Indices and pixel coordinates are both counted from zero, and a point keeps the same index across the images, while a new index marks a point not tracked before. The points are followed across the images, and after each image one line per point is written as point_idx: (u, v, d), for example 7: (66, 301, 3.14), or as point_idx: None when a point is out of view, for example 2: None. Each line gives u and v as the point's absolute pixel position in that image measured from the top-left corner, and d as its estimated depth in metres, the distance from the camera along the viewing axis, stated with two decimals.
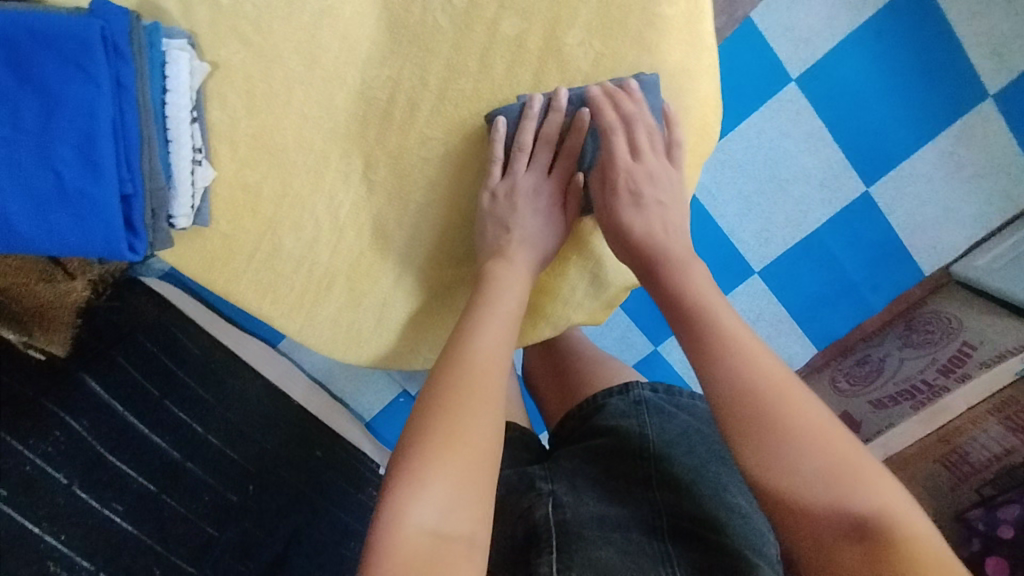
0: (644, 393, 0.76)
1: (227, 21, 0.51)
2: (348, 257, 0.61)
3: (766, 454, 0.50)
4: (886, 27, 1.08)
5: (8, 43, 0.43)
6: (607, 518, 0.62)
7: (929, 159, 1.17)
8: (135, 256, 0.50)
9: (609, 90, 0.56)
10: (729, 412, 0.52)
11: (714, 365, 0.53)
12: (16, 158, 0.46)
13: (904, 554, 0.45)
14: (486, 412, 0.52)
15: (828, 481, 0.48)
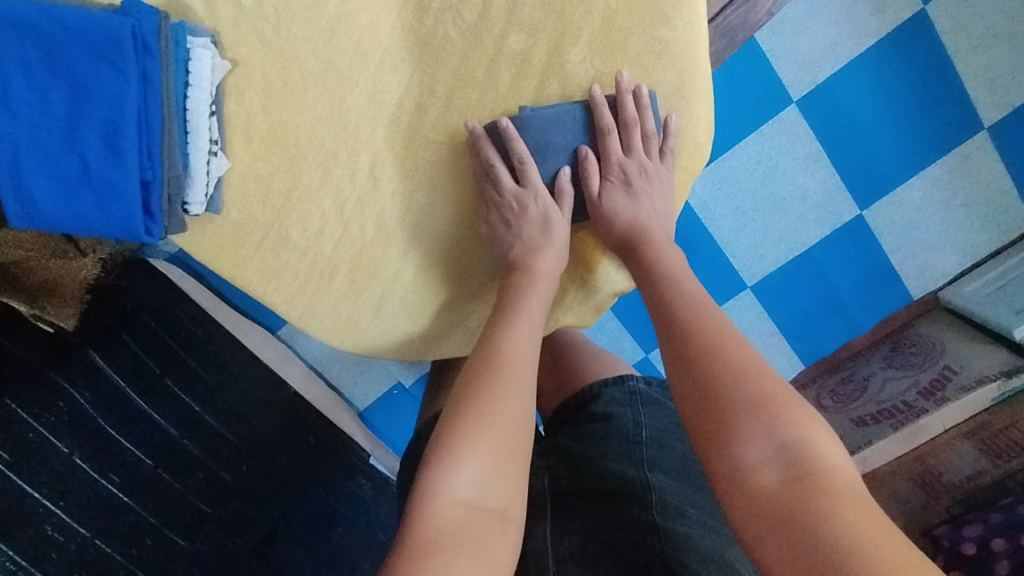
0: (639, 385, 0.76)
1: (249, 22, 0.53)
2: (351, 249, 0.64)
3: (703, 394, 0.55)
4: (887, 57, 1.11)
5: (41, 33, 0.45)
6: (598, 489, 0.65)
7: (924, 186, 1.20)
8: (150, 238, 0.53)
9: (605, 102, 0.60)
10: (675, 361, 0.58)
11: (671, 327, 0.60)
12: (44, 141, 0.48)
13: (819, 479, 0.48)
14: (523, 398, 0.56)
15: (763, 418, 0.52)
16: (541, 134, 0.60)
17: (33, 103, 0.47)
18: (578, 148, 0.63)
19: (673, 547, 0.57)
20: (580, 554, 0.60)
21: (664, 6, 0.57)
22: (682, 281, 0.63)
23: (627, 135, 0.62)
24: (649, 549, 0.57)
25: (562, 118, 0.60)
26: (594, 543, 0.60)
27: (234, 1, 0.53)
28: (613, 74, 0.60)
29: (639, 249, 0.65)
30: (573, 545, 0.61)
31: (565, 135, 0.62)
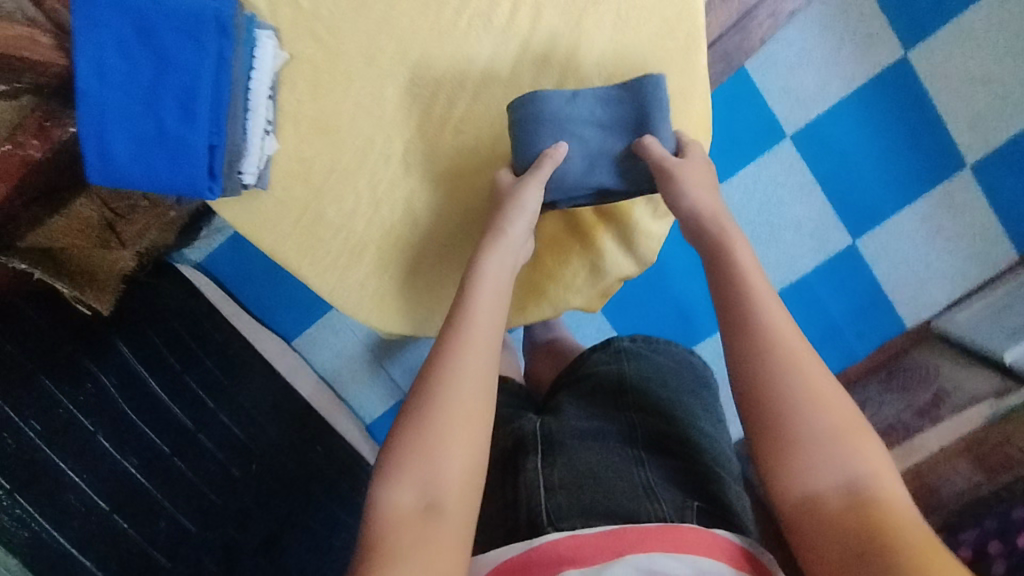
0: (623, 343, 0.80)
1: (306, 22, 0.63)
2: (381, 228, 0.69)
3: (778, 412, 0.55)
4: (872, 98, 1.22)
5: (139, 13, 0.54)
6: (585, 429, 0.67)
7: (914, 218, 1.28)
8: (211, 197, 0.60)
9: (617, 88, 0.65)
10: (748, 373, 0.57)
11: (740, 334, 0.58)
12: (129, 104, 0.55)
13: (874, 505, 0.50)
14: (472, 391, 0.55)
15: (829, 444, 0.53)
16: (556, 106, 0.64)
17: (124, 72, 0.55)
18: (626, 132, 0.65)
19: (655, 478, 0.61)
20: (568, 478, 0.61)
21: (667, 23, 0.67)
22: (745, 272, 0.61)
23: (638, 118, 0.65)
24: (633, 475, 0.60)
25: (599, 94, 0.65)
26: (580, 471, 0.61)
27: (295, 5, 0.63)
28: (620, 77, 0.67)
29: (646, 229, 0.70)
30: (563, 473, 0.62)
31: (581, 116, 0.65)
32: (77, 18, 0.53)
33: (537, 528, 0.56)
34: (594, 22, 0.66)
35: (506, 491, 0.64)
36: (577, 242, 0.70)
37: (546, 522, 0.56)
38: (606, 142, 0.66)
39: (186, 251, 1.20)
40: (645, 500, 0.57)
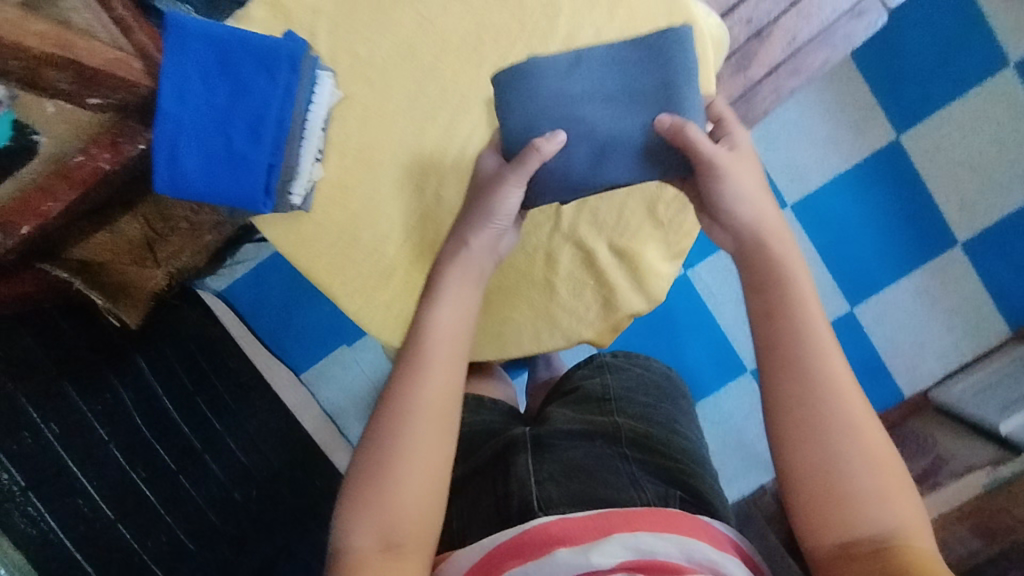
0: (605, 358, 0.86)
1: (360, 70, 0.71)
2: (410, 254, 0.74)
3: (822, 467, 0.54)
4: (867, 176, 1.31)
5: (223, 48, 0.65)
6: (573, 429, 0.72)
7: (908, 290, 1.33)
8: (264, 209, 0.69)
9: (629, 47, 0.65)
10: (793, 423, 0.56)
11: (787, 376, 0.57)
12: (204, 123, 0.65)
13: (906, 555, 0.50)
14: (427, 445, 0.58)
15: (874, 500, 0.52)
16: (561, 80, 0.65)
17: (203, 94, 0.65)
18: (637, 100, 0.65)
19: (639, 473, 0.66)
20: (560, 472, 0.66)
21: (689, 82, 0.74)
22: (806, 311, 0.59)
23: (646, 85, 0.64)
24: (618, 469, 0.66)
25: (601, 60, 0.65)
26: (570, 467, 0.66)
27: (353, 55, 0.71)
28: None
29: (657, 271, 0.75)
30: (553, 468, 0.66)
31: (586, 85, 0.65)
32: (163, 67, 0.64)
33: (529, 513, 0.61)
34: None
35: (496, 487, 0.67)
36: (593, 278, 0.75)
37: (536, 507, 0.61)
38: (614, 115, 0.65)
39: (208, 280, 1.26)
40: (631, 489, 0.63)
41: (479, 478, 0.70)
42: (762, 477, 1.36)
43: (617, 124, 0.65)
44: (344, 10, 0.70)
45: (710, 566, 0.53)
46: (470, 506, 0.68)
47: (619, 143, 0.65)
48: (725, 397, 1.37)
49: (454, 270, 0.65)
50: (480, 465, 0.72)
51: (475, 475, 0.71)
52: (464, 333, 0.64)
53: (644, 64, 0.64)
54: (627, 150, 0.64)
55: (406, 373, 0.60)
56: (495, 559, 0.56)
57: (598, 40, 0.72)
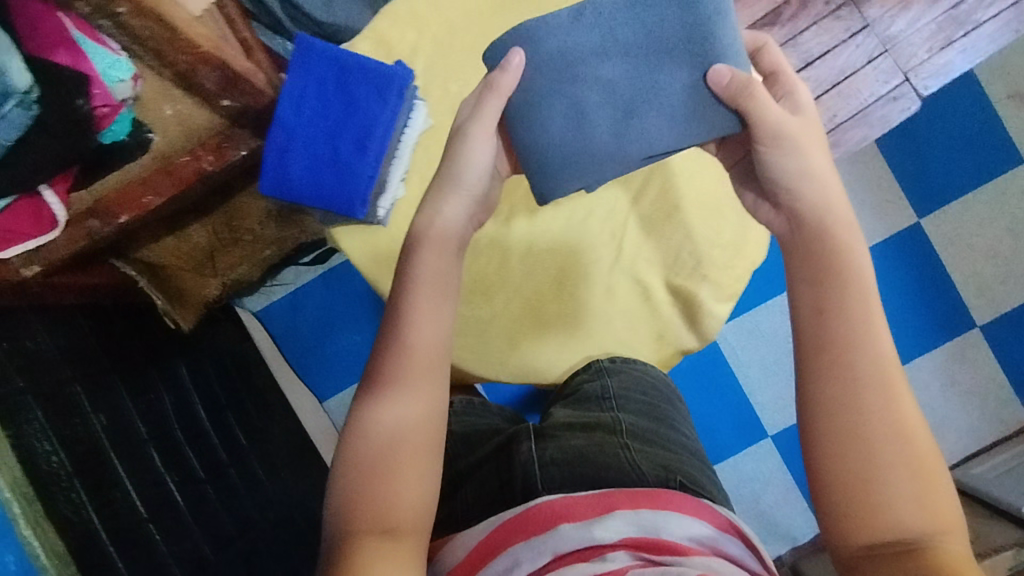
0: (603, 361, 0.80)
1: (449, 102, 0.77)
2: (474, 276, 0.79)
3: (859, 475, 0.52)
4: (893, 252, 1.37)
5: (340, 69, 0.73)
6: (574, 423, 0.73)
7: (928, 368, 1.36)
8: (359, 216, 0.76)
9: None
10: (827, 421, 0.54)
11: (829, 384, 0.55)
12: (316, 133, 0.74)
13: (937, 557, 0.48)
14: (408, 446, 0.57)
15: (908, 503, 0.51)
16: (575, 33, 0.64)
17: (318, 107, 0.74)
18: (658, 55, 0.63)
19: (640, 458, 0.67)
20: (560, 457, 0.68)
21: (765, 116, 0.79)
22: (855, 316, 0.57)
23: (669, 39, 0.63)
24: (619, 456, 0.67)
25: (616, 9, 0.63)
26: (570, 453, 0.68)
27: (444, 90, 0.78)
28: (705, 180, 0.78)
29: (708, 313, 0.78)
30: (556, 452, 0.69)
31: (601, 37, 0.63)
32: (286, 82, 0.73)
33: (531, 493, 0.64)
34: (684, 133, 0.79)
35: (503, 469, 0.70)
36: (648, 313, 0.79)
37: (539, 488, 0.64)
38: (636, 74, 0.64)
39: (246, 299, 1.29)
40: (631, 471, 0.65)
41: (483, 467, 0.73)
42: (780, 548, 1.37)
43: (647, 84, 0.64)
44: (442, 50, 0.77)
45: (709, 544, 0.55)
46: (477, 489, 0.72)
47: (655, 104, 0.64)
48: (744, 461, 1.38)
49: (424, 265, 0.64)
50: (487, 455, 0.75)
51: (482, 463, 0.75)
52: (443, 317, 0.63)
53: (665, 8, 0.62)
54: (670, 122, 0.64)
55: (382, 377, 0.60)
56: (501, 536, 0.58)
57: None
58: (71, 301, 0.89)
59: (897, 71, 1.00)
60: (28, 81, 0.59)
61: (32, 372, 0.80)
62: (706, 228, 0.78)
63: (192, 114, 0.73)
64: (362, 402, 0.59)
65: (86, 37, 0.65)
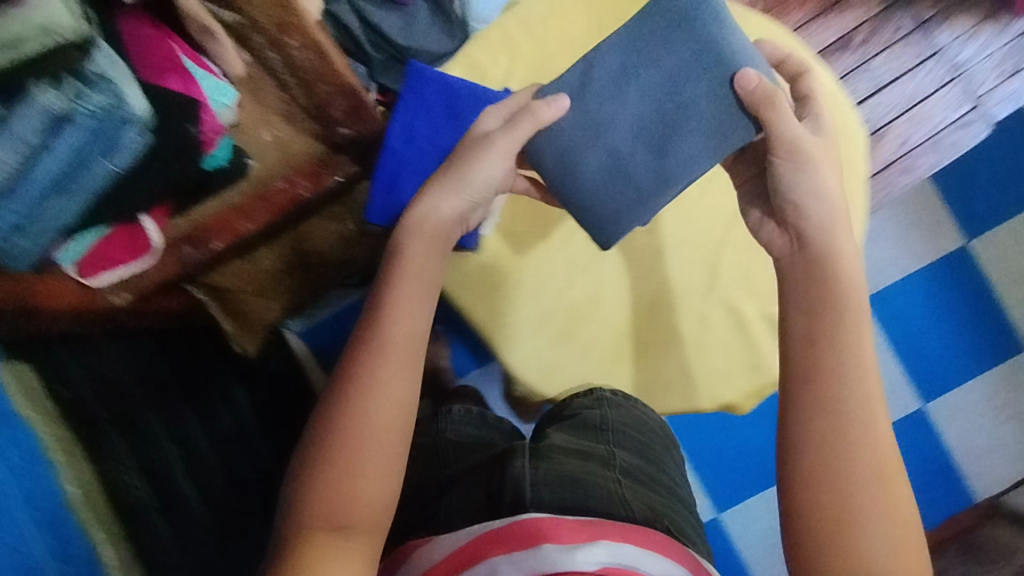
0: (605, 393, 0.75)
1: None
2: (568, 303, 0.77)
3: (834, 508, 0.50)
4: (936, 275, 1.31)
5: (455, 97, 0.71)
6: (570, 449, 0.67)
7: (977, 391, 1.31)
8: (467, 245, 0.74)
9: (666, 25, 0.64)
10: (812, 448, 0.52)
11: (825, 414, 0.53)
12: (429, 160, 0.71)
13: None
14: (371, 444, 0.54)
15: (886, 545, 0.48)
16: (601, 67, 0.65)
17: (430, 134, 0.72)
18: (678, 83, 0.64)
19: (631, 495, 0.62)
20: (556, 480, 0.61)
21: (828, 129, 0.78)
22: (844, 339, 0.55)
23: (689, 69, 0.64)
24: (610, 490, 0.62)
25: (627, 50, 0.65)
26: (564, 477, 0.62)
27: None
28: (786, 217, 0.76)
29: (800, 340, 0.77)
30: (549, 474, 0.62)
31: (622, 71, 0.65)
32: (400, 105, 0.72)
33: (518, 507, 0.58)
34: None
35: (490, 483, 0.64)
36: (743, 341, 0.77)
37: (526, 504, 0.58)
38: (658, 102, 0.64)
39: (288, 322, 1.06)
40: (620, 506, 0.59)
41: (469, 478, 0.67)
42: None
43: (668, 117, 0.64)
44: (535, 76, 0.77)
45: None
46: (454, 504, 0.65)
47: (678, 132, 0.64)
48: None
49: (405, 266, 0.62)
50: (472, 468, 0.69)
51: (466, 474, 0.68)
52: (424, 309, 0.60)
53: (680, 45, 0.64)
54: (690, 156, 0.64)
55: (351, 376, 0.57)
56: (482, 546, 0.53)
57: None
58: (145, 322, 0.82)
59: (968, 97, 1.00)
60: (142, 106, 0.55)
61: (107, 396, 0.77)
62: None
63: (293, 140, 0.74)
64: (333, 393, 0.57)
65: (197, 65, 0.64)
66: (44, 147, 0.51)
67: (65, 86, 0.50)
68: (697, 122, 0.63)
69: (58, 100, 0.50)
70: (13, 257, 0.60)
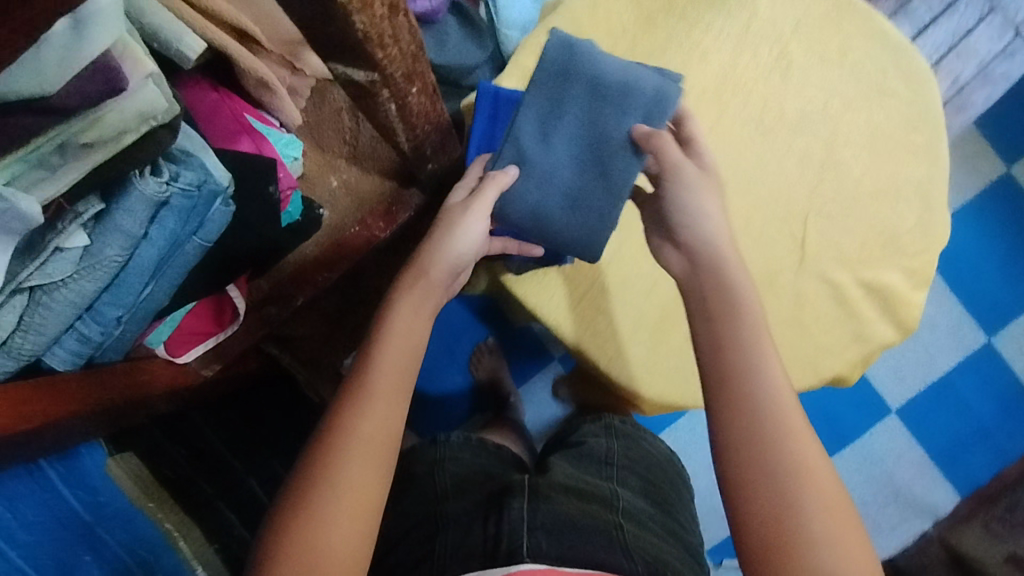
0: (614, 420, 0.82)
1: None
2: (659, 303, 0.75)
3: (769, 511, 0.44)
4: (985, 206, 1.27)
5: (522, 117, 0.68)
6: (569, 486, 0.64)
7: None
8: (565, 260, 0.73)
9: (556, 68, 0.62)
10: (737, 451, 0.46)
11: (738, 414, 0.47)
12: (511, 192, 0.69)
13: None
14: (339, 520, 0.43)
15: (824, 544, 0.43)
16: (524, 128, 0.62)
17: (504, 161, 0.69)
18: (596, 114, 0.62)
19: (633, 542, 0.59)
20: (553, 524, 0.58)
21: (890, 82, 0.75)
22: (743, 339, 0.50)
23: (600, 98, 0.61)
24: (610, 533, 0.59)
25: (536, 107, 0.62)
26: (563, 519, 0.59)
27: None
28: (792, 203, 0.75)
29: (898, 302, 0.75)
30: (548, 516, 0.59)
31: (544, 123, 0.62)
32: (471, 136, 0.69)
33: (514, 556, 0.54)
34: (852, 119, 0.75)
35: (484, 526, 0.59)
36: (846, 313, 0.75)
37: (523, 552, 0.54)
38: (590, 137, 0.62)
39: None
40: (619, 555, 0.56)
41: (459, 520, 0.62)
42: (922, 525, 1.24)
43: (583, 161, 0.63)
44: None
45: None
46: (450, 545, 0.59)
47: (596, 175, 0.63)
48: (871, 441, 1.24)
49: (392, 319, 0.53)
50: (469, 507, 0.63)
51: (457, 514, 0.63)
52: (412, 360, 0.52)
53: (582, 89, 0.62)
54: (603, 198, 0.63)
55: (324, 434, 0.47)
56: None
57: (828, 82, 0.75)
58: (215, 388, 0.76)
59: (1009, 27, 0.97)
60: (227, 177, 0.51)
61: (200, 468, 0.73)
62: (888, 215, 0.75)
63: (360, 182, 0.72)
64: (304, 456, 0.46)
65: (259, 122, 0.63)
66: (144, 236, 0.49)
67: (160, 170, 0.48)
68: (608, 165, 0.62)
69: (157, 187, 0.47)
70: (105, 350, 0.57)
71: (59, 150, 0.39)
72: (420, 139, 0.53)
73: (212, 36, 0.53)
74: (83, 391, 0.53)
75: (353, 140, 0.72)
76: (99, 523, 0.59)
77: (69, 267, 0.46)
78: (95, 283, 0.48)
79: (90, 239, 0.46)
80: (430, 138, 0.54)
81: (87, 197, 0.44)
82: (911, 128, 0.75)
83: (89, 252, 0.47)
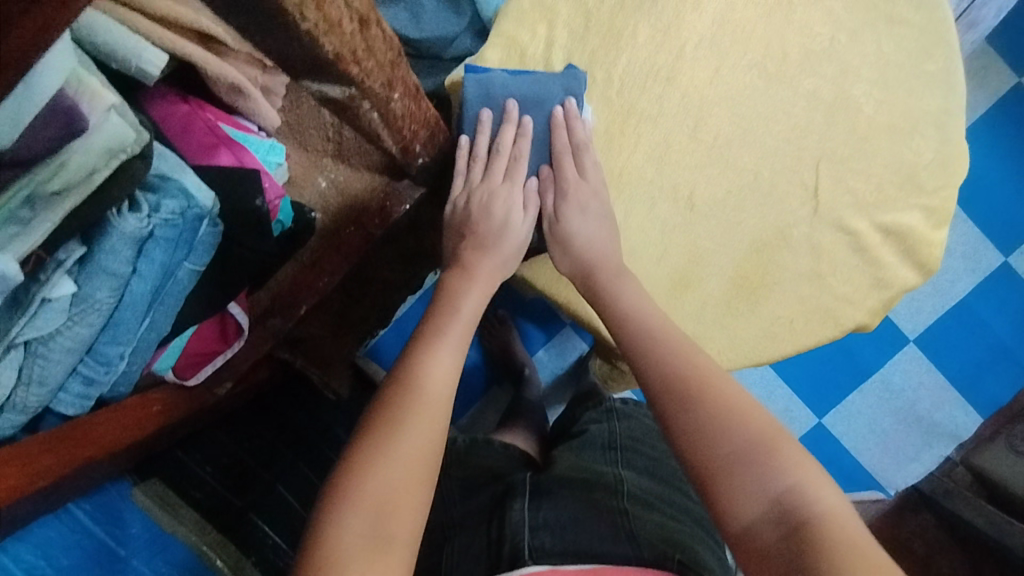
0: (615, 403, 0.82)
1: (601, 88, 0.69)
2: (670, 271, 0.71)
3: (694, 428, 0.50)
4: (997, 121, 1.22)
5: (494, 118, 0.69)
6: (573, 478, 0.65)
7: None
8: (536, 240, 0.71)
9: (480, 93, 0.62)
10: (660, 385, 0.53)
11: (653, 363, 0.55)
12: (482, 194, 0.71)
13: (815, 525, 0.43)
14: (406, 464, 0.46)
15: (759, 473, 0.46)
16: (478, 149, 0.63)
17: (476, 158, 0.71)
18: (524, 125, 0.64)
19: (642, 527, 0.59)
20: (558, 521, 0.58)
21: (896, 11, 0.71)
22: (650, 316, 0.60)
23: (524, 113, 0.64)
24: (615, 521, 0.58)
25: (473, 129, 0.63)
26: (568, 515, 0.59)
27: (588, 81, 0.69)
28: (802, 148, 0.71)
29: (919, 238, 0.73)
30: (551, 514, 0.59)
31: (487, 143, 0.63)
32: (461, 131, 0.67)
33: (519, 562, 0.53)
34: (859, 53, 0.71)
35: (488, 531, 0.60)
36: (864, 260, 0.72)
37: (525, 556, 0.53)
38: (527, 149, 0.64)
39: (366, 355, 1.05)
40: (625, 543, 0.55)
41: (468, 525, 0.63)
42: (944, 450, 1.23)
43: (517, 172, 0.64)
44: (578, 38, 0.69)
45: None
46: (457, 555, 0.60)
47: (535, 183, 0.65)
48: (893, 371, 1.23)
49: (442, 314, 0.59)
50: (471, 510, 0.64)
51: (468, 519, 0.64)
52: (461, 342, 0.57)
53: (503, 107, 0.63)
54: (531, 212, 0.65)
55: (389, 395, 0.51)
56: None
57: (830, 17, 0.70)
58: (227, 404, 0.75)
59: None
60: (213, 197, 0.48)
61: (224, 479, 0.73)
62: (903, 150, 0.71)
63: (350, 181, 0.70)
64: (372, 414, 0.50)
65: (235, 130, 0.60)
66: (133, 272, 0.46)
67: (138, 204, 0.45)
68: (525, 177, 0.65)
69: (138, 224, 0.44)
70: (115, 385, 0.56)
71: (29, 202, 0.36)
72: (406, 141, 0.50)
73: (174, 48, 0.50)
74: (94, 433, 0.52)
75: (338, 137, 0.71)
76: (133, 556, 0.59)
77: (60, 316, 0.44)
78: (90, 328, 0.46)
79: (77, 285, 0.45)
80: (418, 135, 0.51)
81: (66, 244, 0.42)
82: (923, 56, 0.71)
83: (79, 297, 0.45)
